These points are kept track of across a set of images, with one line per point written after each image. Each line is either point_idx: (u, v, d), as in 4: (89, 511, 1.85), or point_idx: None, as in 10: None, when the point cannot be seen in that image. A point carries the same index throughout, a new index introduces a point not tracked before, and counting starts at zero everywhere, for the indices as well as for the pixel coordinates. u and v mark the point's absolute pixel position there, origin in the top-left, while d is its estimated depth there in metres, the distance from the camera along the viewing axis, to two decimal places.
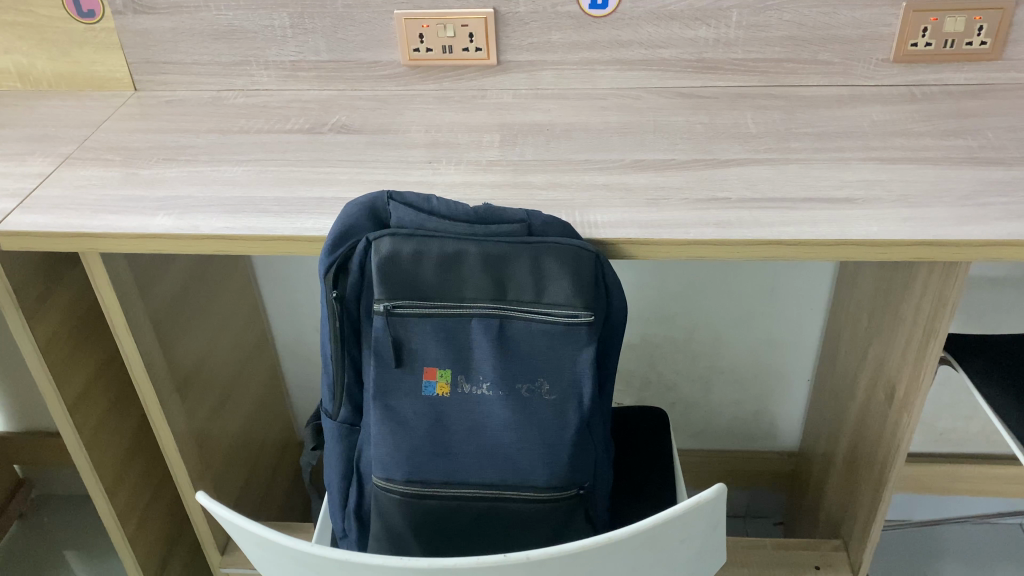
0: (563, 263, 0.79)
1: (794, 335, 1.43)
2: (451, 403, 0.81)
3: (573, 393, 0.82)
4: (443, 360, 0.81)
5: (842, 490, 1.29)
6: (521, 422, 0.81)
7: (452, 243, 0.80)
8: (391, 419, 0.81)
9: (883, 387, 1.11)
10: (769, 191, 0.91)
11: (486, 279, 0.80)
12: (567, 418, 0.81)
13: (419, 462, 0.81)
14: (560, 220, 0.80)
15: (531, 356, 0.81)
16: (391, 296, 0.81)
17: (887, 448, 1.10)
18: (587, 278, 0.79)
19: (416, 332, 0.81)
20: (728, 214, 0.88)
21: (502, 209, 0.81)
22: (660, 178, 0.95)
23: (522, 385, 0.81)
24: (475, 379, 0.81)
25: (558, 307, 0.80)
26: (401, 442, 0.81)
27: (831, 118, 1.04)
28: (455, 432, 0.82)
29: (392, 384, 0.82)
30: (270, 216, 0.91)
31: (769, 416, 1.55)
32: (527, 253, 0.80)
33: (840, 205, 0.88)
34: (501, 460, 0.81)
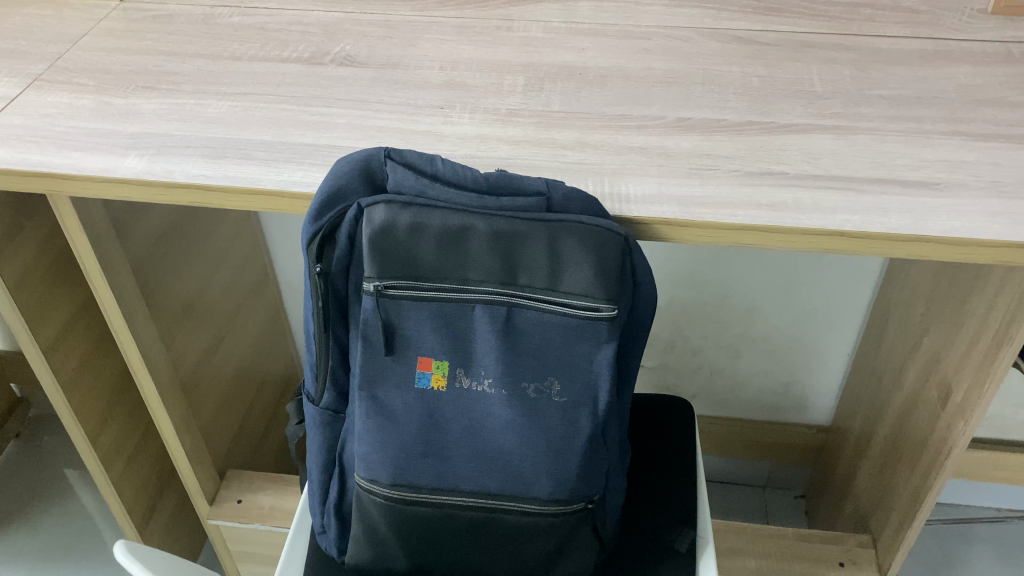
0: (584, 247, 0.70)
1: (836, 308, 1.32)
2: (447, 399, 0.71)
3: (587, 396, 0.72)
4: (441, 350, 0.71)
5: (877, 483, 1.18)
6: (526, 426, 0.71)
7: (457, 218, 0.70)
8: (377, 413, 0.71)
9: (937, 385, 1.00)
10: (833, 167, 0.78)
11: (494, 260, 0.70)
12: (578, 423, 0.71)
13: (407, 464, 0.71)
14: (584, 194, 0.70)
15: (542, 352, 0.71)
16: (383, 272, 0.70)
17: (934, 453, 0.99)
18: (609, 268, 0.70)
19: (410, 317, 0.71)
20: (781, 194, 0.75)
21: (516, 178, 0.70)
22: (706, 143, 0.81)
23: (529, 384, 0.71)
24: (475, 374, 0.71)
25: (575, 297, 0.70)
26: (387, 440, 0.71)
27: (910, 78, 0.89)
28: (449, 433, 0.71)
29: (381, 373, 0.71)
30: (255, 164, 0.80)
31: (801, 389, 1.45)
32: (544, 233, 0.70)
33: (916, 190, 0.75)
34: (501, 469, 0.71)
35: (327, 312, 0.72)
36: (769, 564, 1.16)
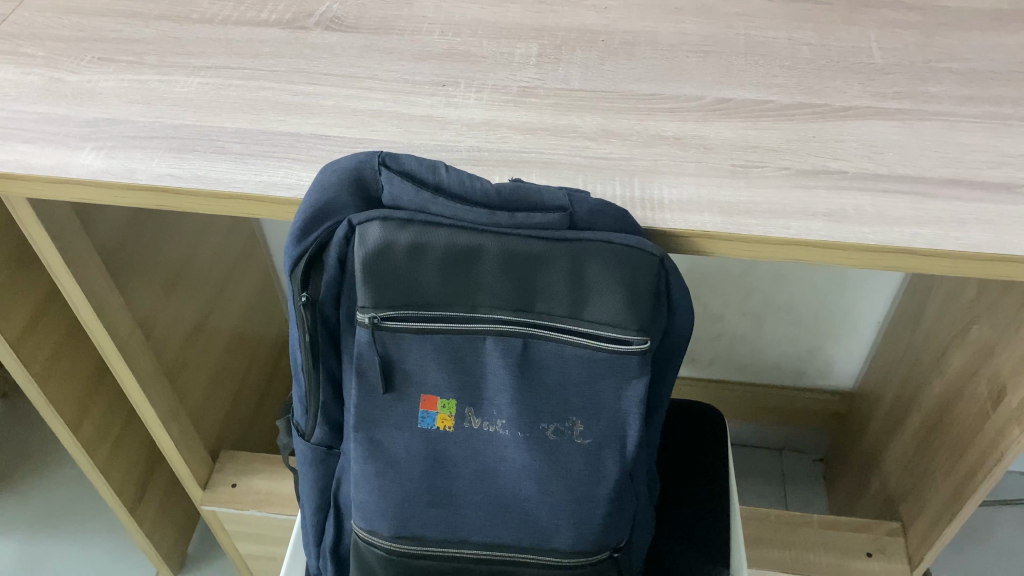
0: (612, 272, 0.60)
1: (865, 283, 1.24)
2: (454, 441, 0.63)
3: (614, 436, 0.63)
4: (448, 387, 0.62)
5: (910, 470, 1.11)
6: (545, 472, 0.63)
7: (463, 237, 0.59)
8: (375, 457, 0.63)
9: (986, 381, 0.92)
10: (898, 164, 0.67)
11: (509, 286, 0.60)
12: (603, 468, 0.63)
13: (410, 515, 0.63)
14: (612, 209, 0.59)
15: (562, 389, 0.62)
16: (378, 302, 0.60)
17: (980, 453, 0.92)
18: (642, 294, 0.60)
19: (412, 351, 0.62)
20: (839, 200, 0.65)
21: (533, 190, 0.59)
22: (751, 131, 0.70)
23: (548, 425, 0.63)
24: (487, 413, 0.63)
25: (601, 328, 0.61)
26: (388, 488, 0.63)
27: (983, 47, 0.78)
28: (458, 478, 0.63)
29: (379, 412, 0.63)
30: (230, 161, 0.69)
31: (826, 355, 1.37)
32: (566, 255, 0.60)
33: (995, 194, 0.65)
34: (517, 518, 0.64)
35: (314, 342, 0.63)
36: (792, 555, 1.09)
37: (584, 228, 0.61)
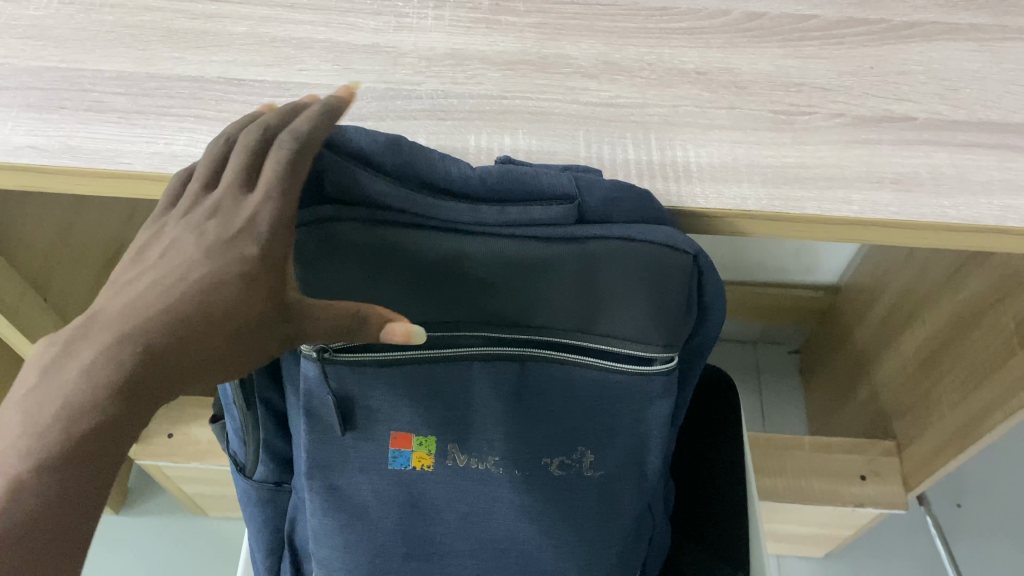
0: (633, 279, 0.46)
1: (825, 249, 1.27)
2: (435, 485, 0.51)
3: (630, 464, 0.52)
4: (425, 424, 0.49)
5: (909, 389, 1.04)
6: (548, 513, 0.52)
7: (434, 241, 0.44)
8: (338, 507, 0.52)
9: (1015, 313, 0.83)
10: (979, 105, 0.53)
11: (499, 299, 0.46)
12: (618, 502, 0.53)
13: (384, 568, 0.53)
14: (628, 191, 0.45)
15: (568, 417, 0.50)
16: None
17: (1001, 389, 0.83)
18: (670, 303, 0.47)
19: (375, 390, 0.48)
20: (909, 159, 0.51)
21: (528, 175, 0.44)
22: (793, 62, 0.55)
23: (552, 459, 0.51)
24: (475, 449, 0.50)
25: (617, 343, 0.48)
26: (358, 540, 0.52)
27: None
28: (442, 524, 0.52)
29: (338, 455, 0.50)
30: (112, 122, 0.51)
31: (812, 254, 1.28)
32: (573, 260, 0.45)
33: None
34: (516, 561, 0.53)
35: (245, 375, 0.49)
36: (783, 483, 1.03)
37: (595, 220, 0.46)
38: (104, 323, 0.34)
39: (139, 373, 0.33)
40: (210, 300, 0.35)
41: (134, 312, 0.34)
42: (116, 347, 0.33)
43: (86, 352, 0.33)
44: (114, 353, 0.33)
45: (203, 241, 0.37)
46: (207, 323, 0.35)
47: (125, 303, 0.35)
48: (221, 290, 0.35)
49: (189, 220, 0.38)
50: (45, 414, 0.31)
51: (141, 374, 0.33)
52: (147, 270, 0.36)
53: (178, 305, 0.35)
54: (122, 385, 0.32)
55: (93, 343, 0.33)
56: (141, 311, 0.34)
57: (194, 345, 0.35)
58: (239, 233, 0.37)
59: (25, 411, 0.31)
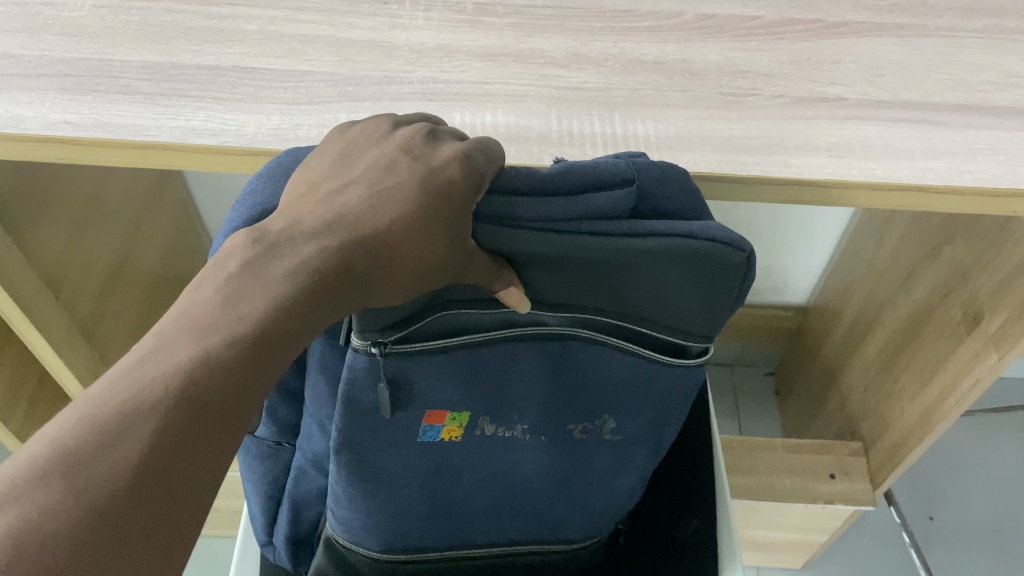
0: (693, 274, 0.48)
1: (798, 262, 1.34)
2: (464, 448, 0.56)
3: (648, 432, 0.59)
4: (461, 401, 0.53)
5: (873, 387, 1.09)
6: (560, 471, 0.60)
7: (512, 241, 0.45)
8: (365, 480, 0.56)
9: (962, 302, 0.89)
10: (902, 87, 0.61)
11: (568, 287, 0.49)
12: (628, 457, 0.60)
13: (405, 522, 0.61)
14: (675, 177, 0.49)
15: (599, 390, 0.55)
16: (373, 326, 0.48)
17: (953, 376, 0.89)
18: (723, 304, 0.50)
19: (418, 371, 0.51)
20: (842, 131, 0.58)
21: (594, 171, 0.46)
22: (739, 54, 0.63)
23: (578, 424, 0.57)
24: (505, 420, 0.55)
25: (663, 331, 0.52)
26: (385, 509, 0.59)
27: None
28: (464, 480, 0.59)
29: (370, 436, 0.54)
30: (137, 102, 0.58)
31: (782, 270, 1.36)
32: (643, 258, 0.47)
33: (1006, 120, 0.59)
34: (522, 512, 0.64)
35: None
36: (756, 481, 1.08)
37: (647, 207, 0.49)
38: (303, 233, 0.38)
39: (332, 288, 0.37)
40: (404, 241, 0.40)
41: (339, 226, 0.39)
42: (316, 254, 0.37)
43: (291, 255, 0.37)
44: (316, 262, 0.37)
45: (412, 174, 0.41)
46: (400, 256, 0.40)
47: (324, 218, 0.39)
48: (417, 226, 0.40)
49: (386, 147, 0.42)
50: (242, 309, 0.34)
51: (330, 288, 0.37)
52: (345, 188, 0.41)
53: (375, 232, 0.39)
54: (311, 300, 0.36)
55: (295, 250, 0.37)
56: (344, 228, 0.39)
57: (381, 273, 0.40)
58: (441, 168, 0.41)
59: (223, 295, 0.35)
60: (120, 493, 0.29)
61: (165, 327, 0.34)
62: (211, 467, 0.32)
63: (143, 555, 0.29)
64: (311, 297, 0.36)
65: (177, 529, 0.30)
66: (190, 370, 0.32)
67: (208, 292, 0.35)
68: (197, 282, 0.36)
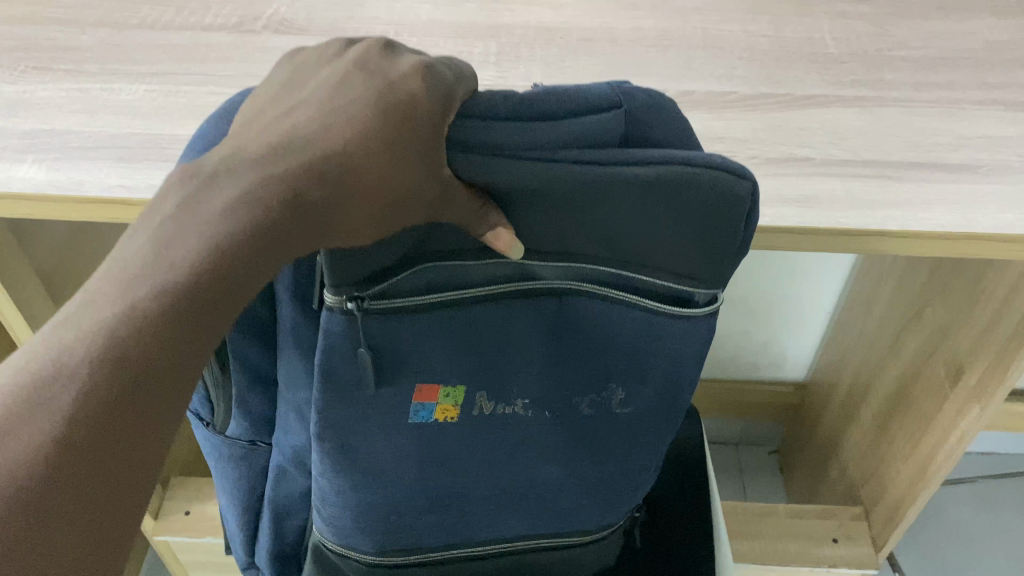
0: (685, 207, 0.48)
1: (793, 337, 1.39)
2: (458, 423, 0.61)
3: (654, 407, 0.63)
4: (454, 377, 0.58)
5: (869, 451, 1.13)
6: (564, 454, 0.66)
7: (491, 176, 0.45)
8: (354, 468, 0.62)
9: (944, 360, 0.94)
10: (863, 149, 0.68)
11: (554, 222, 0.49)
12: (638, 429, 0.64)
13: (401, 497, 0.66)
14: (665, 108, 0.48)
15: (595, 361, 0.59)
16: (345, 281, 0.50)
17: (940, 432, 0.94)
18: (731, 232, 0.50)
19: (408, 346, 0.55)
20: (810, 185, 0.65)
21: (577, 99, 0.45)
22: (717, 123, 0.71)
23: (583, 398, 0.62)
24: (500, 396, 0.60)
25: (654, 275, 0.53)
26: (382, 483, 0.64)
27: (933, 35, 0.79)
28: (460, 454, 0.64)
29: (353, 419, 0.59)
30: None
31: (780, 346, 1.41)
32: (632, 189, 0.46)
33: (957, 175, 0.66)
34: (528, 498, 0.70)
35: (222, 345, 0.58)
36: (760, 544, 1.10)
37: (636, 130, 0.48)
38: (245, 166, 0.40)
39: (279, 221, 0.40)
40: (356, 169, 0.41)
41: (282, 157, 0.41)
42: (255, 186, 0.40)
43: (227, 189, 0.40)
44: (259, 198, 0.40)
45: (363, 93, 0.42)
46: (360, 188, 0.41)
47: (268, 149, 0.41)
48: (378, 149, 0.41)
49: (336, 74, 0.44)
50: (175, 254, 0.38)
51: (277, 221, 0.40)
52: (292, 117, 0.42)
53: (318, 159, 0.41)
54: (252, 235, 0.39)
55: (239, 183, 0.40)
56: (290, 158, 0.41)
57: (338, 202, 0.41)
58: (399, 85, 0.42)
59: (159, 241, 0.38)
60: (67, 435, 0.33)
61: (109, 274, 0.37)
62: (152, 402, 0.36)
63: (102, 493, 0.34)
64: (250, 229, 0.39)
65: (129, 460, 0.35)
66: (122, 320, 0.35)
67: (145, 241, 0.38)
68: (137, 225, 0.40)
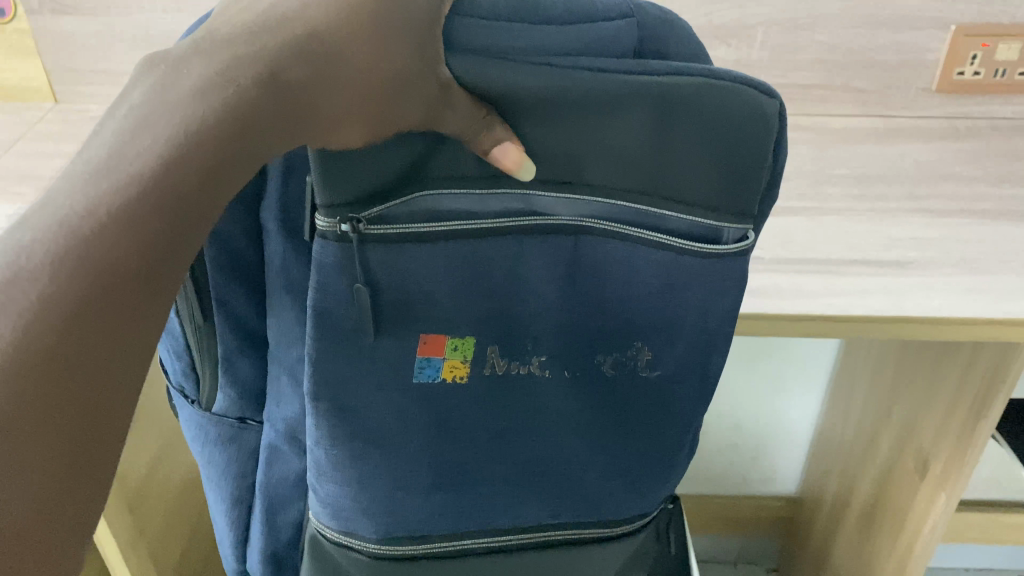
0: (703, 120, 0.49)
1: (781, 451, 1.44)
2: (467, 379, 0.58)
3: (681, 363, 0.60)
4: (460, 322, 0.55)
5: (854, 554, 1.17)
6: (584, 424, 0.63)
7: (507, 79, 0.46)
8: (354, 437, 0.58)
9: (913, 455, 1.00)
10: (806, 250, 0.78)
11: (566, 143, 0.50)
12: (663, 395, 0.62)
13: (410, 486, 0.62)
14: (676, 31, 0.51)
15: (611, 308, 0.57)
16: (338, 201, 0.50)
17: (915, 523, 0.99)
18: (740, 150, 0.50)
19: (409, 274, 0.53)
20: (761, 280, 0.74)
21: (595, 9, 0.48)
22: None
23: (604, 358, 0.60)
24: (512, 353, 0.58)
25: (671, 206, 0.53)
26: (388, 468, 0.61)
27: (869, 156, 0.91)
28: (472, 429, 0.61)
29: (352, 374, 0.56)
30: None
31: (768, 459, 1.46)
32: (649, 97, 0.48)
33: (892, 270, 0.75)
34: (547, 483, 0.66)
35: (198, 280, 0.59)
36: None
37: (653, 50, 0.51)
38: (223, 45, 0.40)
39: (257, 100, 0.39)
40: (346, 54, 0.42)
41: (266, 36, 0.41)
42: (232, 65, 0.39)
43: (196, 72, 0.38)
44: (246, 78, 0.39)
45: None
46: (336, 80, 0.42)
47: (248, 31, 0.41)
48: (357, 32, 0.42)
49: None
50: (154, 133, 0.36)
51: (259, 99, 0.39)
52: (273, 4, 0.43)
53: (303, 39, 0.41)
54: (230, 118, 0.38)
55: (222, 64, 0.39)
56: (278, 39, 0.41)
57: (329, 82, 0.42)
58: None
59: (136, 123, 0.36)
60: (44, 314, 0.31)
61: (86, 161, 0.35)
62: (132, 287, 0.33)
63: (76, 385, 0.31)
64: (233, 105, 0.38)
65: (105, 349, 0.32)
66: (100, 201, 0.33)
67: (116, 125, 0.36)
68: (105, 117, 0.38)
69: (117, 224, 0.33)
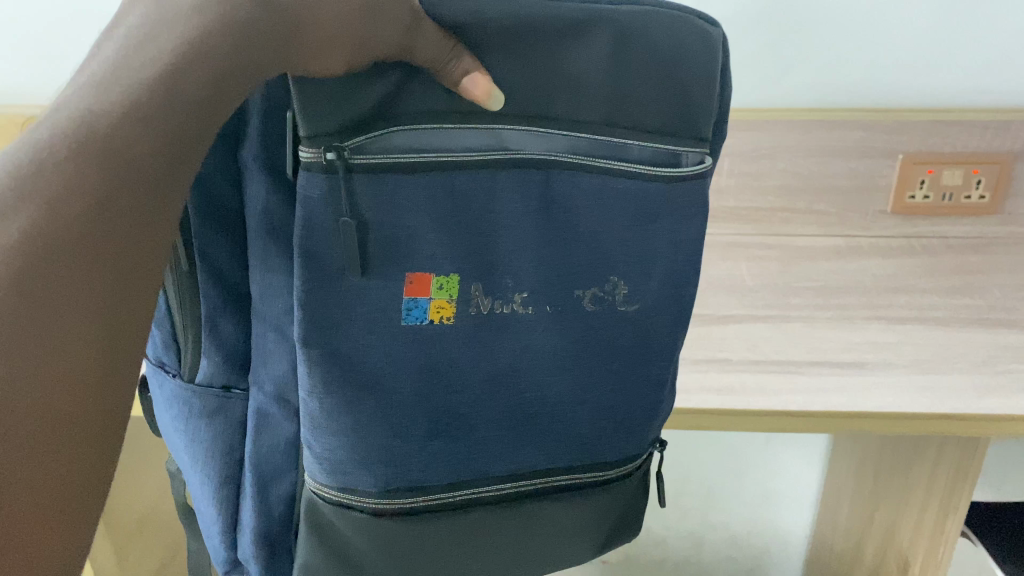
0: (663, 44, 0.51)
1: (779, 563, 1.46)
2: (459, 331, 0.52)
3: (665, 298, 0.58)
4: (445, 259, 0.50)
5: None
6: (578, 367, 0.56)
7: (472, 4, 0.45)
8: (343, 382, 0.50)
9: (895, 557, 1.03)
10: (771, 352, 0.85)
11: (534, 79, 0.49)
12: (653, 335, 0.58)
13: (399, 458, 0.53)
14: None
15: (596, 241, 0.54)
16: (323, 130, 0.46)
17: None
18: (686, 69, 0.52)
19: (387, 206, 0.48)
20: (727, 378, 0.81)
21: None
22: None
23: (585, 292, 0.55)
24: (497, 291, 0.52)
25: (644, 132, 0.53)
26: (374, 431, 0.52)
27: (831, 271, 0.99)
28: (464, 388, 0.53)
29: (340, 314, 0.49)
30: None
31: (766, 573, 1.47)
32: (614, 23, 0.49)
33: (849, 369, 0.82)
34: (551, 450, 0.58)
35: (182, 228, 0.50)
36: None
37: None
38: None
39: (246, 19, 0.38)
40: None
41: None
42: None
43: None
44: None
45: None
46: None
47: None
48: None
49: None
50: (157, 45, 0.35)
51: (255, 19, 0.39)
52: None
53: None
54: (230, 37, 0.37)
55: None
56: None
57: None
58: None
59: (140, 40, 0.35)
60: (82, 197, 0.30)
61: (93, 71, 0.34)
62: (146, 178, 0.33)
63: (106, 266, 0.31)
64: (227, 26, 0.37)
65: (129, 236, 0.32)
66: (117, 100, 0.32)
67: (117, 44, 0.35)
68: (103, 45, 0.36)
69: (134, 117, 0.32)
